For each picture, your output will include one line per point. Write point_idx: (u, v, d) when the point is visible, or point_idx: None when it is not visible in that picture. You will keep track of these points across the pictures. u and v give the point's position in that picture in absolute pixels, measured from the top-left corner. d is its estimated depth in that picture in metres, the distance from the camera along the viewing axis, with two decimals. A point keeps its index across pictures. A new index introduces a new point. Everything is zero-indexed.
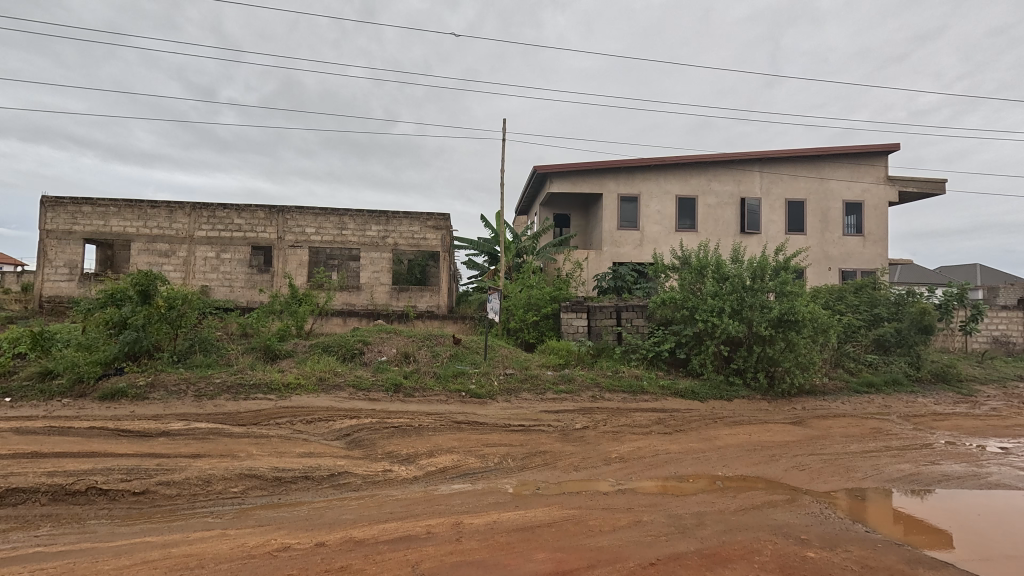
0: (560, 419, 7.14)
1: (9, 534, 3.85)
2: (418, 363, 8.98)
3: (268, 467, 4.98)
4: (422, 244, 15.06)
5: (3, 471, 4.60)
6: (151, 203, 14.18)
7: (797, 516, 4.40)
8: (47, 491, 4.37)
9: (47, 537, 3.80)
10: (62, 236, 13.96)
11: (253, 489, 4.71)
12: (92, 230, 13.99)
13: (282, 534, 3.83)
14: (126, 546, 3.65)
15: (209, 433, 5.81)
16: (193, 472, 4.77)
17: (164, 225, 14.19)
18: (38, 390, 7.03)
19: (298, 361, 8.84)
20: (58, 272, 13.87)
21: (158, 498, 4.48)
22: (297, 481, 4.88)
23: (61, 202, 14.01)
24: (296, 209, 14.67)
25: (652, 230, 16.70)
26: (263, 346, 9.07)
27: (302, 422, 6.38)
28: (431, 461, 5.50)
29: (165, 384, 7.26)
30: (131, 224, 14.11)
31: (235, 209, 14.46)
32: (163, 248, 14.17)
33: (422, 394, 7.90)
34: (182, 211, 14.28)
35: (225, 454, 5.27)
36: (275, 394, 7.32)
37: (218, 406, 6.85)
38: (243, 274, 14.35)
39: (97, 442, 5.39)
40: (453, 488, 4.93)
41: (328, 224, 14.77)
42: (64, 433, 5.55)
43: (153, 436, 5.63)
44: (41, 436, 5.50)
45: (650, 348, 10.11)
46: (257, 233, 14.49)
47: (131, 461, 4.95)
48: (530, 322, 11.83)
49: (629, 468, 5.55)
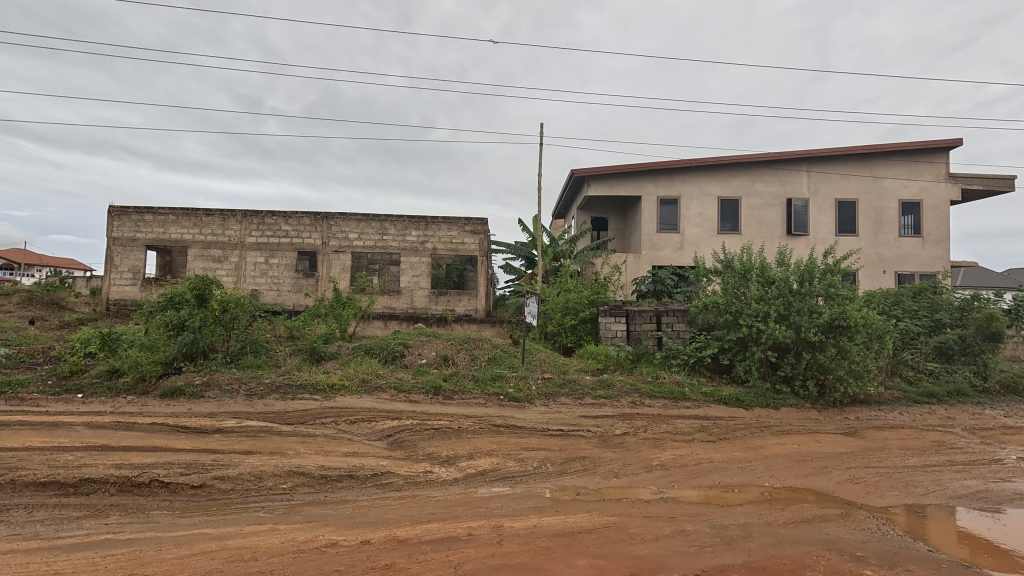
0: (600, 425, 7.06)
1: (79, 522, 4.12)
2: (456, 366, 9.10)
3: (314, 465, 5.16)
4: (460, 248, 15.25)
5: (76, 461, 4.95)
6: (206, 211, 14.98)
7: (851, 532, 4.22)
8: (115, 482, 4.66)
9: (115, 526, 4.05)
10: (126, 243, 14.90)
11: (300, 486, 4.88)
12: (153, 237, 14.89)
13: (329, 531, 3.95)
14: (186, 536, 3.84)
15: (260, 431, 6.07)
16: (245, 468, 4.99)
17: (218, 231, 14.96)
18: (106, 387, 7.52)
19: (342, 363, 9.13)
20: (122, 277, 14.81)
21: (214, 492, 4.70)
22: (342, 479, 5.03)
23: (125, 211, 14.98)
24: (340, 216, 15.17)
25: (693, 233, 16.34)
26: (309, 347, 9.45)
27: (347, 422, 6.58)
28: (470, 463, 5.55)
29: (220, 384, 7.63)
30: (188, 231, 14.94)
31: (282, 216, 15.09)
32: (216, 254, 14.92)
33: (461, 397, 7.99)
34: (234, 219, 15.01)
35: (275, 452, 5.49)
36: (320, 395, 7.58)
37: (267, 406, 7.13)
38: (290, 278, 14.92)
39: (160, 437, 5.72)
40: (492, 491, 4.96)
41: (370, 229, 15.18)
42: (131, 428, 5.92)
43: (209, 433, 5.93)
44: (109, 431, 5.89)
45: (692, 354, 9.87)
46: (303, 239, 15.07)
47: (189, 457, 5.22)
48: (567, 326, 11.80)
49: (671, 476, 5.43)
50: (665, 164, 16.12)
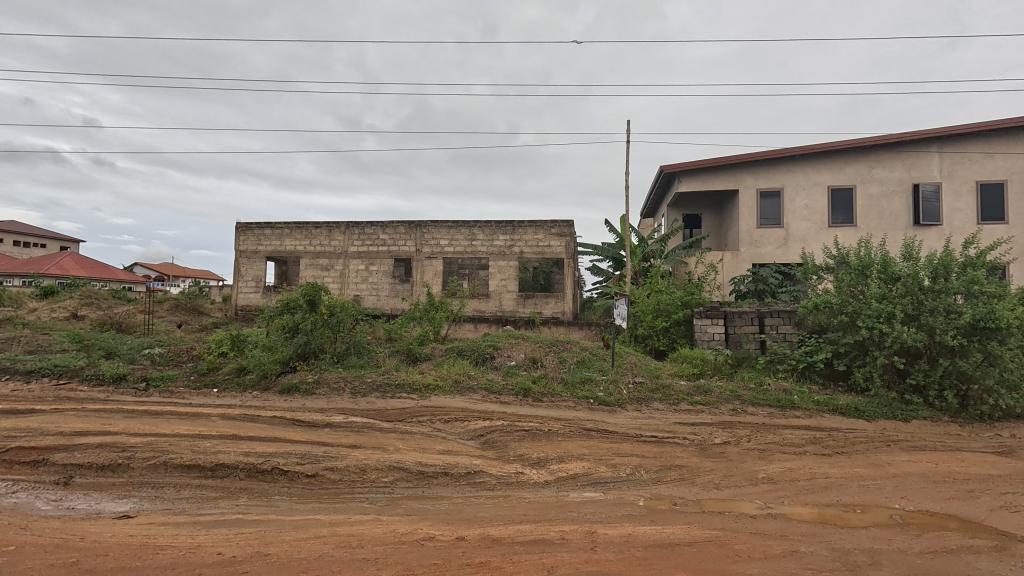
0: (697, 433, 6.70)
1: (216, 501, 4.65)
2: (545, 368, 9.11)
3: (412, 461, 5.43)
4: (547, 251, 15.28)
5: (213, 448, 5.62)
6: (315, 224, 16.40)
7: (1009, 568, 3.60)
8: (243, 468, 5.20)
9: (244, 507, 4.52)
10: (250, 255, 16.73)
11: (400, 480, 5.15)
12: (272, 249, 16.58)
13: (427, 525, 4.12)
14: (302, 521, 4.20)
15: (364, 427, 6.50)
16: (351, 461, 5.36)
17: (325, 242, 16.30)
18: (236, 382, 8.48)
19: (436, 364, 9.52)
20: (247, 285, 16.63)
21: (325, 481, 5.10)
22: (437, 476, 5.23)
23: (249, 226, 16.84)
24: (432, 223, 15.87)
25: (799, 227, 15.01)
26: (405, 349, 9.97)
27: (441, 421, 6.84)
28: (561, 467, 5.51)
29: (329, 382, 8.30)
30: (300, 243, 16.44)
31: (380, 226, 16.09)
32: (324, 263, 16.27)
33: (550, 399, 7.97)
34: (339, 230, 16.28)
35: (378, 447, 5.85)
36: (416, 395, 7.94)
37: (369, 403, 7.61)
38: (388, 284, 15.87)
39: (279, 429, 6.33)
40: (583, 496, 4.89)
41: (460, 236, 15.71)
42: (256, 420, 6.62)
43: (320, 427, 6.46)
44: (239, 422, 6.63)
45: (801, 358, 9.06)
46: (399, 246, 15.95)
47: (304, 448, 5.72)
48: (659, 328, 11.35)
49: (779, 491, 5.01)
50: (765, 154, 15.00)
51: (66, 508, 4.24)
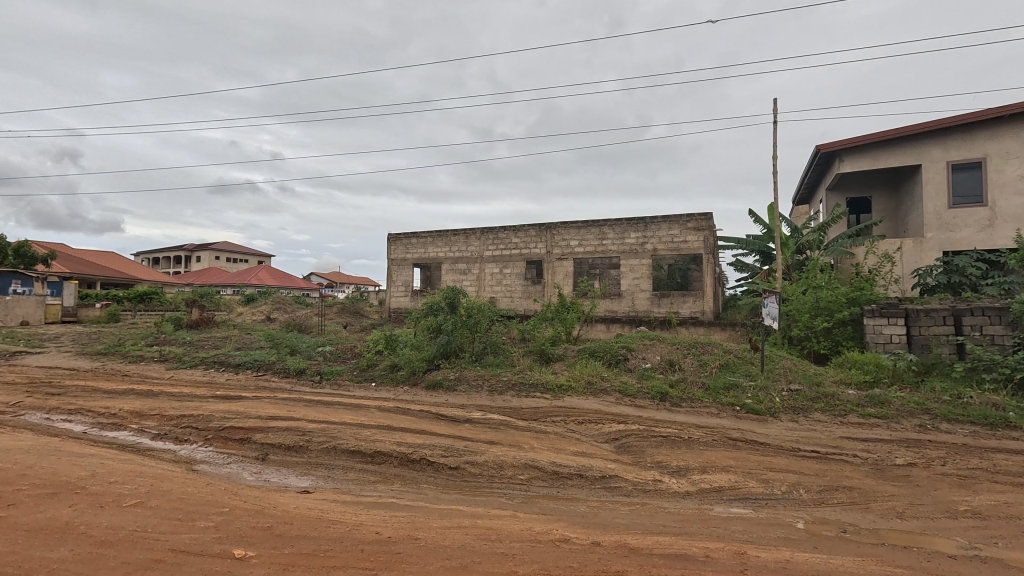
0: (871, 450, 5.77)
1: (376, 484, 5.09)
2: (684, 371, 8.61)
3: (547, 461, 5.51)
4: (683, 247, 14.45)
5: (373, 436, 6.29)
6: (454, 231, 17.57)
7: None
8: (397, 456, 5.72)
9: (398, 492, 4.96)
10: (400, 262, 18.49)
11: (536, 479, 5.25)
12: (418, 256, 18.15)
13: (562, 526, 4.14)
14: (447, 510, 4.49)
15: (501, 424, 6.77)
16: (490, 457, 5.62)
17: (463, 248, 17.37)
18: (390, 377, 9.43)
19: (569, 364, 9.56)
20: (398, 290, 18.40)
21: (467, 474, 5.40)
22: (572, 477, 5.23)
23: (398, 237, 18.63)
24: (562, 225, 15.99)
25: (1013, 204, 12.08)
26: (539, 349, 10.18)
27: (575, 422, 6.83)
28: (704, 478, 5.15)
29: (468, 380, 8.81)
30: (441, 250, 17.75)
31: (512, 230, 16.68)
32: (462, 267, 17.34)
33: (690, 405, 7.50)
34: (475, 236, 17.23)
35: (514, 444, 6.04)
36: (549, 394, 8.05)
37: (505, 401, 7.91)
38: (521, 286, 16.37)
39: (426, 422, 6.88)
40: (730, 511, 4.50)
41: (590, 236, 15.60)
42: (407, 413, 7.28)
43: (461, 422, 6.88)
44: (393, 414, 7.35)
45: (1017, 367, 7.34)
46: (531, 249, 16.37)
47: (448, 441, 6.14)
48: (819, 329, 10.01)
49: (990, 530, 4.08)
50: (959, 118, 12.41)
51: (264, 480, 5.08)
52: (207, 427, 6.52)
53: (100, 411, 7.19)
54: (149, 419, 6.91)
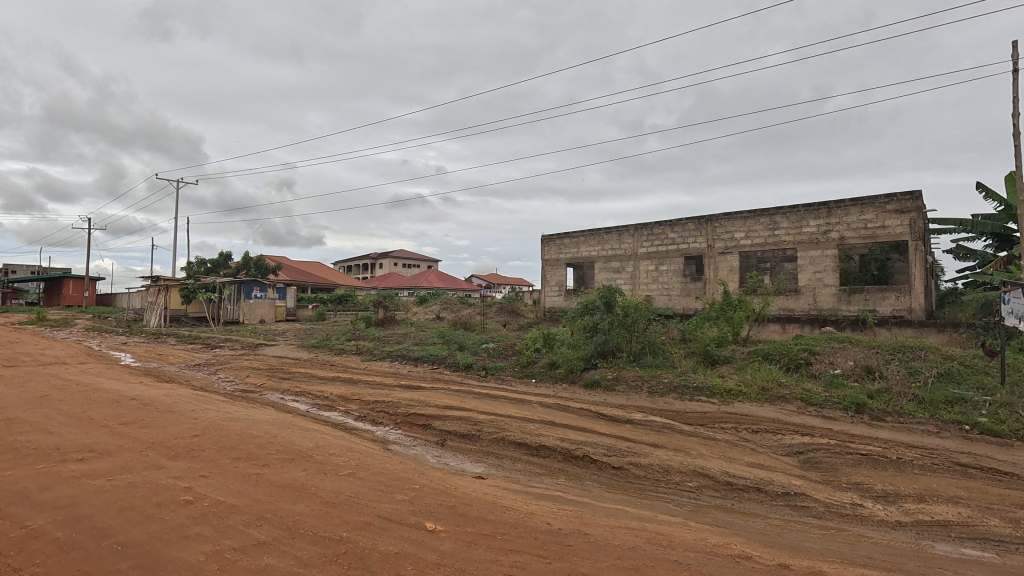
0: None
1: (542, 477, 5.28)
2: (887, 380, 7.30)
3: (719, 471, 5.16)
4: (880, 234, 12.28)
5: (536, 430, 6.55)
6: (606, 229, 17.43)
7: None
8: (560, 452, 5.86)
9: (563, 486, 5.06)
10: (553, 262, 18.92)
11: (706, 488, 4.94)
12: (571, 256, 18.39)
13: (741, 541, 3.84)
14: (613, 510, 4.47)
15: (664, 427, 6.53)
16: (655, 461, 5.46)
17: (616, 246, 17.13)
18: (549, 374, 9.71)
19: (737, 367, 8.79)
20: (552, 289, 18.84)
21: (631, 475, 5.30)
22: (749, 491, 4.81)
23: (551, 238, 19.10)
24: (725, 216, 14.79)
25: None
26: (702, 350, 9.56)
27: (748, 431, 6.26)
28: (922, 508, 4.32)
29: (627, 380, 8.65)
30: (594, 248, 17.75)
31: (668, 224, 15.95)
32: (616, 265, 17.10)
33: (897, 419, 6.34)
34: (628, 233, 16.87)
35: (681, 449, 5.77)
36: (717, 399, 7.50)
37: (667, 404, 7.58)
38: (679, 283, 15.55)
39: (587, 420, 6.94)
40: (962, 552, 3.70)
41: (758, 226, 14.14)
42: (567, 410, 7.44)
43: (622, 422, 6.80)
44: (553, 410, 7.58)
45: None
46: (689, 244, 15.46)
47: (610, 440, 6.12)
48: None
49: None
50: None
51: (443, 463, 5.64)
52: (395, 413, 7.46)
53: (317, 394, 8.69)
54: (351, 402, 8.15)
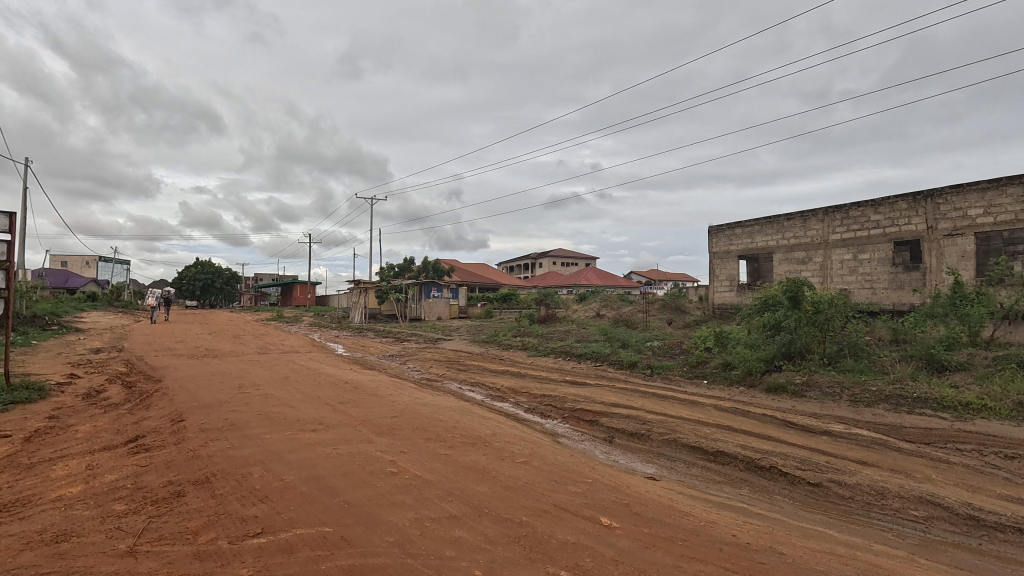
0: None
1: (722, 485, 4.90)
2: None
3: (957, 502, 4.22)
4: None
5: (713, 435, 6.10)
6: (788, 216, 15.59)
7: None
8: (742, 460, 5.37)
9: (748, 497, 4.61)
10: (723, 255, 17.47)
11: (939, 520, 4.07)
12: (744, 247, 16.80)
13: None
14: (811, 530, 3.94)
15: (874, 443, 5.57)
16: (864, 481, 4.70)
17: (800, 233, 15.19)
18: (723, 376, 8.99)
19: (977, 376, 7.09)
20: (722, 285, 17.39)
21: (832, 495, 4.62)
22: (1005, 531, 3.84)
23: (720, 229, 17.67)
24: (952, 190, 12.10)
25: None
26: (924, 355, 7.94)
27: (998, 456, 5.00)
28: None
29: (820, 386, 7.57)
30: (772, 238, 15.98)
31: (870, 205, 13.63)
32: (800, 256, 15.14)
33: None
34: (816, 218, 14.82)
35: (899, 471, 4.87)
36: (948, 414, 6.14)
37: (877, 416, 6.43)
38: (886, 274, 13.12)
39: (772, 428, 6.26)
40: None
41: (1004, 199, 11.23)
42: (746, 416, 6.81)
43: (817, 433, 5.98)
44: (730, 414, 6.99)
45: None
46: (900, 226, 12.98)
47: (803, 453, 5.45)
48: None
49: None
50: None
51: (613, 460, 5.59)
52: (562, 407, 7.64)
53: (490, 386, 9.34)
54: (521, 395, 8.58)
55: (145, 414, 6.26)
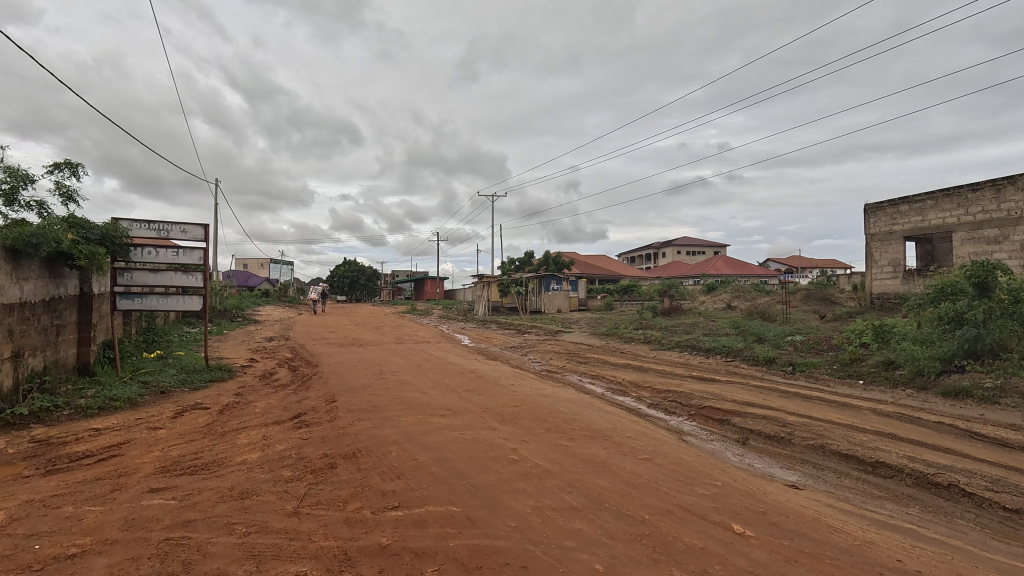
0: None
1: (883, 501, 4.25)
2: None
3: None
4: None
5: (870, 443, 5.34)
6: (973, 186, 13.08)
7: None
8: (911, 475, 4.62)
9: (918, 518, 3.94)
10: (884, 237, 15.14)
11: None
12: (911, 227, 14.42)
13: None
14: (1007, 565, 3.26)
15: None
16: None
17: (991, 207, 12.65)
18: (884, 376, 7.79)
19: None
20: (883, 271, 15.07)
21: None
22: None
23: (880, 207, 15.31)
24: None
25: None
26: None
27: None
28: None
29: (1021, 391, 6.21)
30: (951, 214, 13.50)
31: None
32: (991, 234, 12.59)
33: None
34: (1013, 187, 12.23)
35: None
36: None
37: None
38: None
39: (950, 439, 5.30)
40: None
41: None
42: (915, 423, 5.85)
43: (1015, 449, 4.93)
44: (894, 420, 6.07)
45: None
46: None
47: (995, 471, 4.54)
48: None
49: None
50: None
51: (747, 464, 5.15)
52: (689, 404, 7.24)
53: (611, 379, 9.18)
54: (643, 390, 8.31)
55: (306, 394, 7.23)
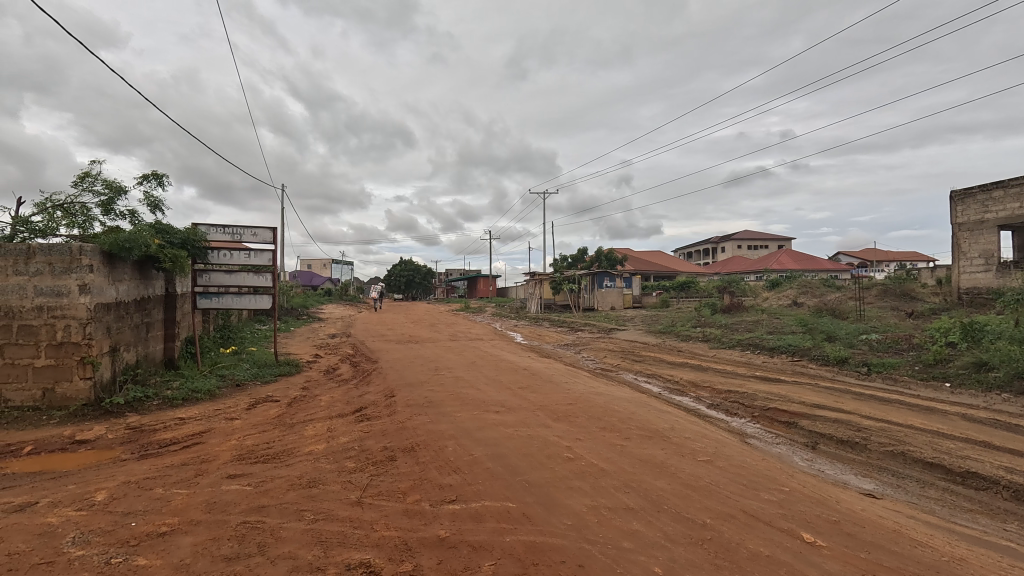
0: None
1: (974, 515, 3.89)
2: None
3: None
4: None
5: (960, 452, 4.90)
6: None
7: None
8: (1008, 488, 4.20)
9: (1018, 536, 3.57)
10: (974, 226, 13.84)
11: None
12: (1007, 215, 13.14)
13: None
14: None
15: None
16: None
17: None
18: (975, 379, 7.11)
19: None
20: (973, 263, 13.78)
21: None
22: None
23: (969, 193, 14.04)
24: None
25: None
26: None
27: None
28: None
29: None
30: None
31: None
32: None
33: None
34: None
35: None
36: None
37: None
38: None
39: None
40: None
41: None
42: (1012, 431, 5.32)
43: None
44: (987, 427, 5.53)
45: None
46: None
47: None
48: None
49: None
50: None
51: (817, 469, 4.86)
52: (752, 406, 6.93)
53: (667, 378, 8.95)
54: (703, 389, 8.05)
55: (366, 389, 7.52)
